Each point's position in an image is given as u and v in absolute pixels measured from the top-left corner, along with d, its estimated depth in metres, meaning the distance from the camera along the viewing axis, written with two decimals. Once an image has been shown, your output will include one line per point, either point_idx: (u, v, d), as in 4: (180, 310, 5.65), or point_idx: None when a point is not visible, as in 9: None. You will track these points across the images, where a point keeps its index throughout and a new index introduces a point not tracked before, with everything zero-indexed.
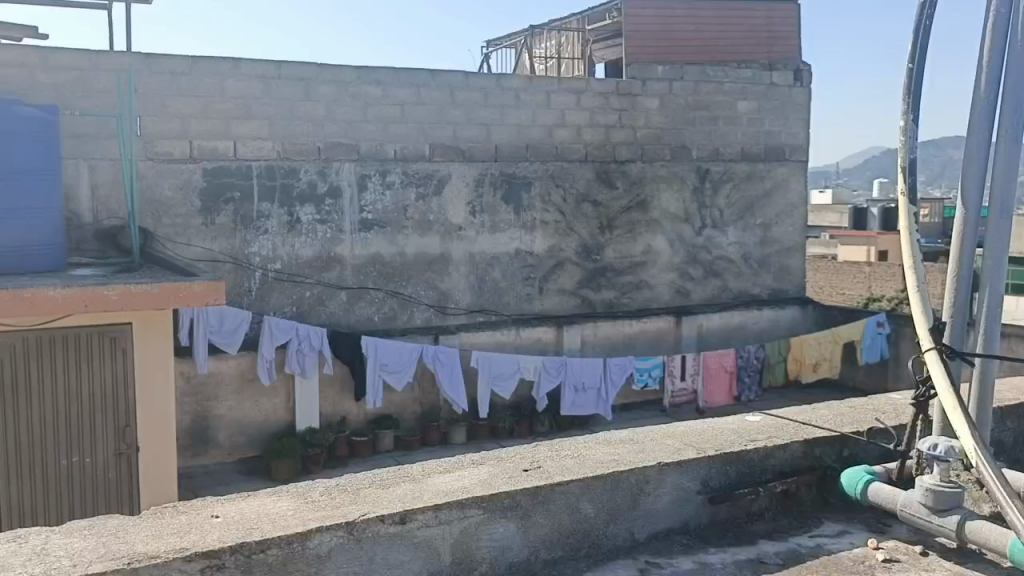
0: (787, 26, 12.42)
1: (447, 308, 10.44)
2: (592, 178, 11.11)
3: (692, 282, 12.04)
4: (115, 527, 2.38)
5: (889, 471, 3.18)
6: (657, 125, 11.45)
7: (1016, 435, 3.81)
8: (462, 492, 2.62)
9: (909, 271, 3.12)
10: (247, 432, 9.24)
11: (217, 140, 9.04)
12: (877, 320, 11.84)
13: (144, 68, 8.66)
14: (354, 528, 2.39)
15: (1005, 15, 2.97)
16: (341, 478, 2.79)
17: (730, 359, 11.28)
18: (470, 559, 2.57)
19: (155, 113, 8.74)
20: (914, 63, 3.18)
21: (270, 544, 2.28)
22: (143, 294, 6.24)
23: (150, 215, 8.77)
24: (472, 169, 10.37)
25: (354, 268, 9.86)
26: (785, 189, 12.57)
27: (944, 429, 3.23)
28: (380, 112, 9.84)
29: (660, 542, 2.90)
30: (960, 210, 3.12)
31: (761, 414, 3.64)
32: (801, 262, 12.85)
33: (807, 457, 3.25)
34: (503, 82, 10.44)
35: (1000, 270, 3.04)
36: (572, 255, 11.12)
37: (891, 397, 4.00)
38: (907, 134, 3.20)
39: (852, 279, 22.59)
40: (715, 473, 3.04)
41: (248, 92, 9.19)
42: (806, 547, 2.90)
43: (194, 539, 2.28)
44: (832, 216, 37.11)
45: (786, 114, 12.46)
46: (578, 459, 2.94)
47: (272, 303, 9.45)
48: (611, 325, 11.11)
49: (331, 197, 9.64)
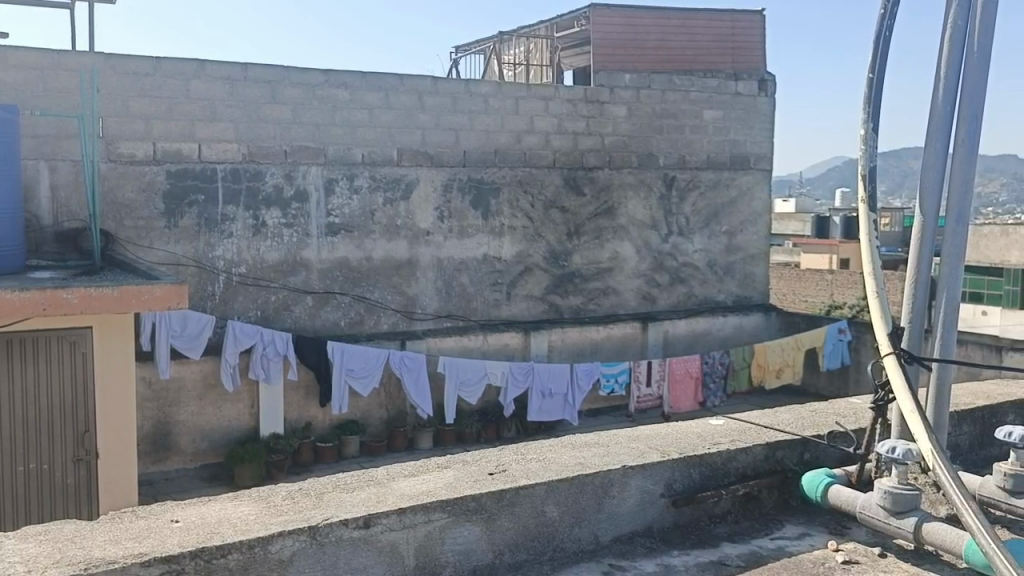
0: (751, 37, 12.60)
1: (413, 313, 10.41)
2: (560, 184, 11.16)
3: (658, 289, 12.14)
4: (70, 533, 2.33)
5: (849, 474, 3.23)
6: (624, 132, 11.52)
7: (972, 438, 3.89)
8: (427, 495, 2.61)
9: (868, 277, 3.19)
10: (210, 437, 9.11)
11: (181, 143, 8.93)
12: (838, 327, 12.01)
13: (106, 68, 8.54)
14: (317, 532, 2.36)
15: (962, 26, 3.04)
16: (305, 482, 2.77)
17: (694, 365, 11.37)
18: (434, 564, 2.56)
19: (118, 114, 8.62)
20: (874, 74, 3.24)
21: (232, 549, 2.25)
22: (103, 297, 6.13)
23: (112, 217, 8.64)
24: (440, 173, 10.35)
25: (321, 272, 9.79)
26: (749, 197, 12.73)
27: (903, 432, 3.28)
28: (348, 116, 9.77)
29: (624, 545, 2.90)
30: (918, 217, 3.18)
31: (724, 418, 3.68)
32: (765, 270, 13.03)
33: (769, 460, 3.30)
34: (472, 87, 10.47)
35: (957, 277, 3.09)
36: (540, 260, 11.16)
37: (850, 401, 4.07)
38: (868, 143, 3.25)
39: (815, 287, 22.97)
40: (679, 474, 3.06)
41: (213, 93, 9.08)
42: (768, 549, 2.93)
43: (153, 544, 2.24)
44: (796, 225, 37.73)
45: (751, 123, 12.61)
46: (543, 463, 2.95)
47: (236, 307, 9.34)
48: (578, 331, 11.15)
49: (297, 200, 9.57)
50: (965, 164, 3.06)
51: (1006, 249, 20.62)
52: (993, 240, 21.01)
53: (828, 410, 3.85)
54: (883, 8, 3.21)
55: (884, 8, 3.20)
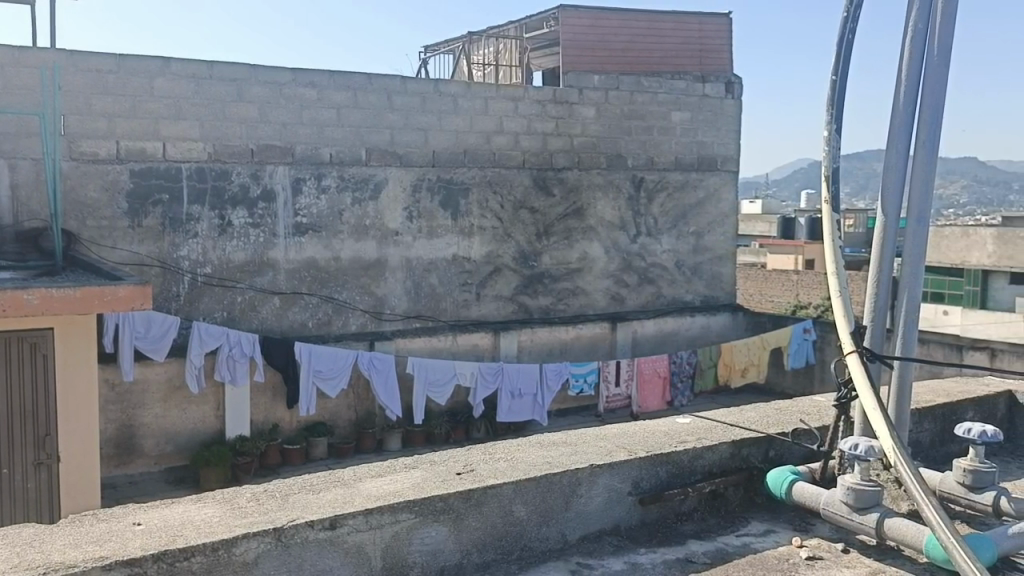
0: (718, 40, 12.71)
1: (382, 314, 10.37)
2: (529, 185, 11.17)
3: (626, 289, 12.19)
4: (29, 536, 2.29)
5: (813, 471, 3.27)
6: (593, 133, 11.57)
7: (932, 435, 3.96)
8: (394, 496, 2.60)
9: (831, 277, 3.24)
10: (175, 440, 8.98)
11: (144, 141, 8.80)
12: (803, 326, 12.11)
13: (69, 66, 8.42)
14: (282, 534, 2.34)
15: (923, 30, 3.10)
16: (270, 483, 2.74)
17: (662, 365, 11.46)
18: (401, 564, 2.54)
19: (81, 112, 8.49)
20: (837, 76, 3.29)
21: (195, 552, 2.22)
22: (65, 298, 6.03)
23: (74, 217, 8.50)
24: (408, 173, 10.31)
25: (288, 272, 9.70)
26: (716, 198, 12.83)
27: (865, 430, 3.33)
28: (315, 115, 9.70)
29: (591, 544, 2.91)
30: (880, 217, 3.23)
31: (691, 416, 3.70)
32: (732, 270, 13.15)
33: (734, 458, 3.33)
34: (441, 87, 10.44)
35: (917, 277, 3.15)
36: (509, 261, 11.16)
37: (815, 398, 4.12)
38: (831, 144, 3.31)
39: (781, 288, 23.24)
40: (647, 473, 3.08)
41: (178, 92, 8.97)
42: (732, 547, 2.95)
43: (115, 547, 2.21)
44: (762, 226, 38.11)
45: (719, 124, 12.70)
46: (510, 463, 2.95)
47: (201, 308, 9.23)
48: (547, 331, 11.19)
49: (264, 200, 9.48)
50: (925, 166, 3.12)
51: (967, 250, 21.01)
52: (955, 241, 21.36)
53: (792, 407, 3.89)
54: (845, 11, 3.26)
55: (847, 11, 3.26)
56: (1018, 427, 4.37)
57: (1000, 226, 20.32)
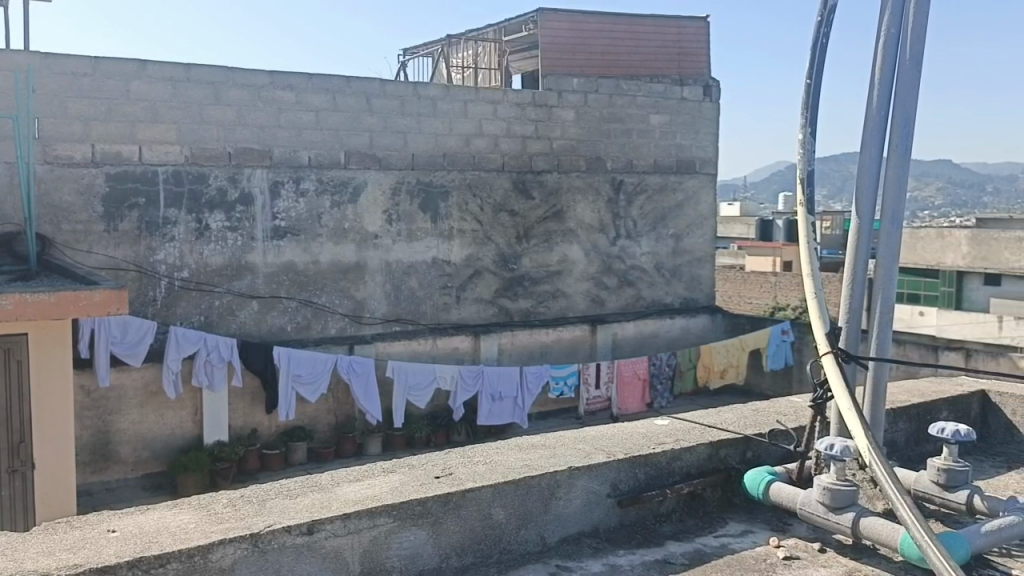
0: (696, 44, 12.79)
1: (362, 317, 10.34)
2: (509, 188, 11.18)
3: (607, 292, 12.22)
4: (2, 545, 2.26)
5: (791, 472, 3.29)
6: (573, 135, 11.61)
7: (908, 434, 4.00)
8: (372, 500, 2.59)
9: (807, 278, 3.27)
10: (152, 446, 8.90)
11: (119, 144, 8.71)
12: (781, 328, 12.19)
13: (43, 69, 8.32)
14: (259, 539, 2.33)
15: (895, 35, 3.14)
16: (246, 488, 2.72)
17: (642, 367, 11.53)
18: (380, 568, 2.53)
19: (55, 115, 8.41)
20: (811, 80, 3.33)
21: (171, 558, 2.20)
22: (39, 303, 5.95)
23: (49, 221, 8.40)
24: (388, 177, 10.28)
25: (266, 276, 9.64)
26: (696, 200, 12.90)
27: (840, 430, 3.36)
28: (294, 117, 9.67)
29: (570, 546, 2.91)
30: (854, 219, 3.26)
31: (670, 418, 3.71)
32: (710, 271, 13.22)
33: (712, 459, 3.35)
34: (420, 90, 10.42)
35: (892, 277, 3.17)
36: (489, 263, 11.17)
37: (791, 399, 4.15)
38: (805, 147, 3.34)
39: (759, 290, 23.39)
40: (625, 475, 3.09)
41: (155, 95, 8.89)
42: (710, 548, 2.97)
43: (89, 555, 2.18)
44: (740, 228, 38.29)
45: (697, 128, 12.76)
46: (489, 466, 2.95)
47: (179, 312, 9.15)
48: (527, 334, 11.28)
49: (242, 203, 9.42)
50: (899, 169, 3.15)
51: (942, 251, 21.30)
52: (930, 242, 21.65)
53: (769, 409, 3.92)
54: (820, 16, 3.29)
55: (821, 15, 3.29)
56: (991, 426, 4.42)
57: (974, 227, 20.63)
